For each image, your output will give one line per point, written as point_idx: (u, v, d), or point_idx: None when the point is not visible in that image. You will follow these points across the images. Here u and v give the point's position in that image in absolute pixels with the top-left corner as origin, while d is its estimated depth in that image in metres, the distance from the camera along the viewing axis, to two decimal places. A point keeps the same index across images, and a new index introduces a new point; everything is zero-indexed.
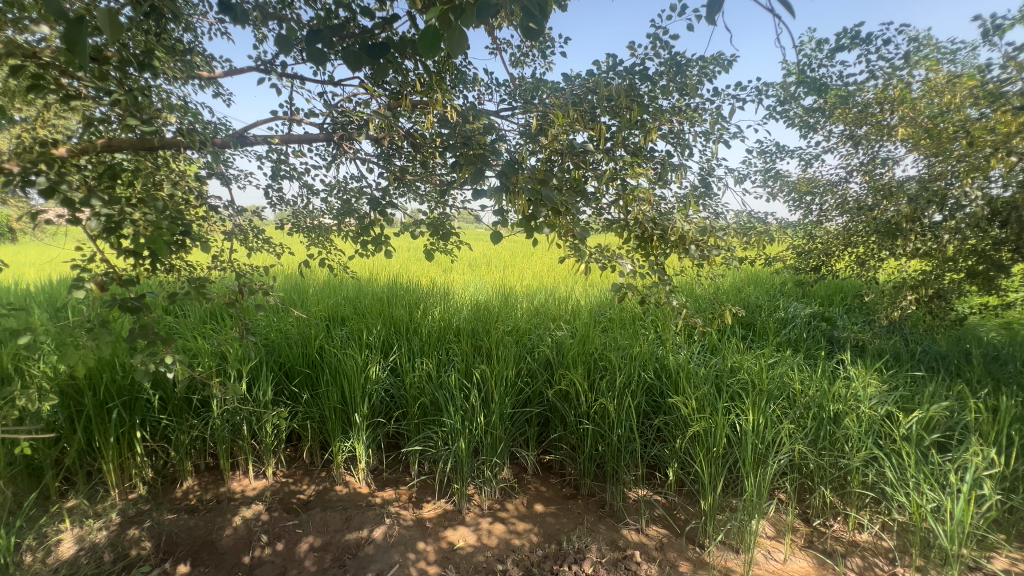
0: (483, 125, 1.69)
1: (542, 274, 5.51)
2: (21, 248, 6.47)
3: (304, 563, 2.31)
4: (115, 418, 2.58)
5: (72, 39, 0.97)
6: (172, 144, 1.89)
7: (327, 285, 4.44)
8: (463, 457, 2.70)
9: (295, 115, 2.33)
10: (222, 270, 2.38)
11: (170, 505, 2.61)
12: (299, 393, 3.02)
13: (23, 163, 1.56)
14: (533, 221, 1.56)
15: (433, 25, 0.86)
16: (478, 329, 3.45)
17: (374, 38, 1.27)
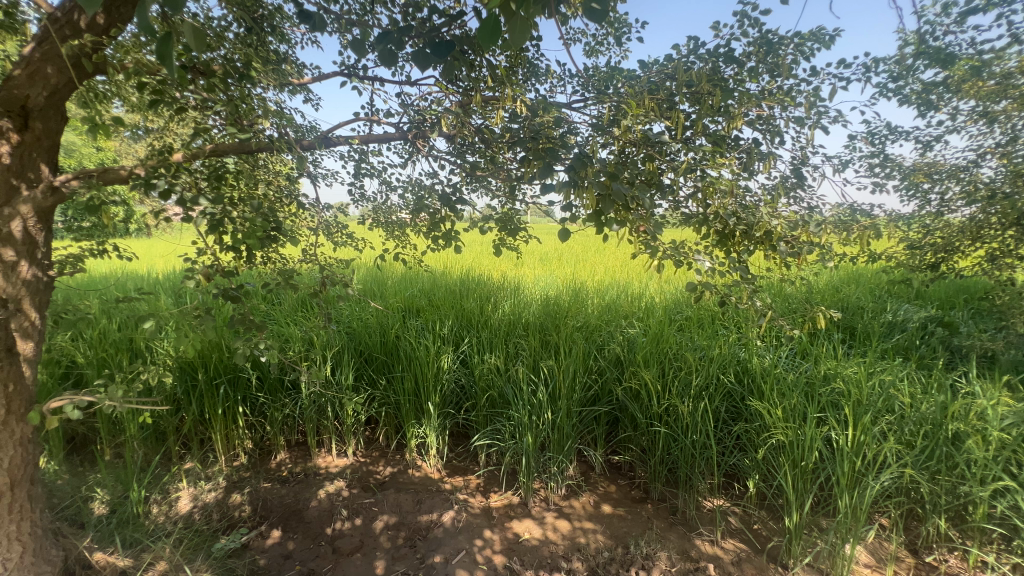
0: (554, 118, 1.66)
1: (614, 269, 5.36)
2: (151, 242, 7.45)
3: (379, 541, 2.46)
4: (222, 394, 2.89)
5: (162, 54, 0.98)
6: (267, 147, 2.04)
7: (404, 278, 4.63)
8: (530, 451, 2.71)
9: (374, 115, 2.43)
10: (310, 263, 2.56)
11: (266, 475, 2.88)
12: (376, 379, 3.20)
13: (148, 168, 1.78)
14: (603, 216, 1.51)
15: (498, 19, 0.84)
16: (547, 323, 3.43)
17: (440, 36, 1.27)
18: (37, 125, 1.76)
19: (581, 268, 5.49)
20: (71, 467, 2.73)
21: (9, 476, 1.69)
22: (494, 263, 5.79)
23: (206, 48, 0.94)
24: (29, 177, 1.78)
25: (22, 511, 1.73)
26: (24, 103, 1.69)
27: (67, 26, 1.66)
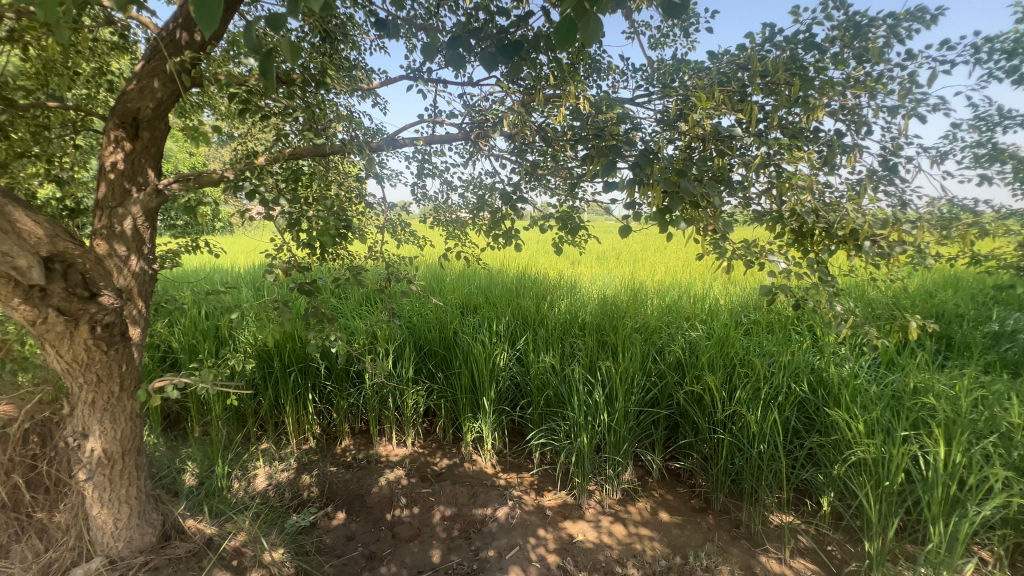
0: (617, 114, 1.63)
1: (676, 269, 5.18)
2: (235, 239, 8.10)
3: (436, 530, 2.54)
4: (295, 381, 3.10)
5: (264, 68, 1.06)
6: (340, 150, 2.13)
7: (463, 275, 4.72)
8: (585, 452, 2.69)
9: (438, 117, 2.50)
10: (375, 260, 2.68)
11: (332, 459, 3.06)
12: (435, 373, 3.30)
13: (236, 171, 1.94)
14: (669, 214, 1.46)
15: (570, 15, 0.84)
16: (605, 323, 3.37)
17: (508, 38, 1.28)
18: (145, 134, 1.96)
19: (641, 268, 5.35)
20: (167, 441, 3.03)
21: (119, 446, 1.86)
22: (551, 262, 5.77)
23: (300, 59, 1.01)
24: (137, 181, 1.99)
25: (130, 477, 1.93)
26: (135, 114, 1.90)
27: (169, 44, 1.84)
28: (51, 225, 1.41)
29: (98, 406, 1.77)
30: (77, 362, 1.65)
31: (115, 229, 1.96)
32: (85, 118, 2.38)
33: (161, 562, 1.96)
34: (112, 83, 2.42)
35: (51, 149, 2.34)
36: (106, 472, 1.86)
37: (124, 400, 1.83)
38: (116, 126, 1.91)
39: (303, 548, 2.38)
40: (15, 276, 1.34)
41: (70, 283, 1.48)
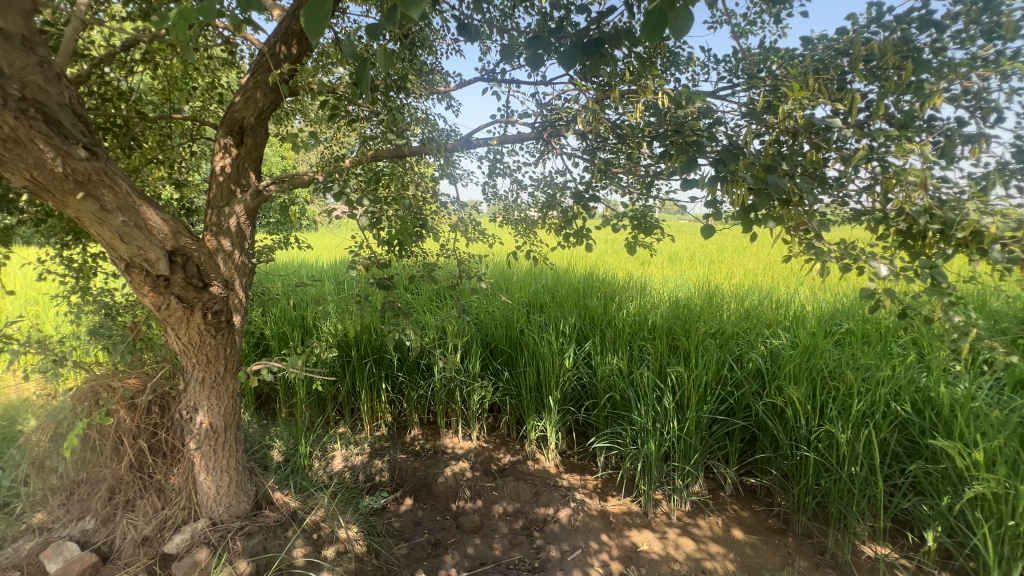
0: (698, 108, 1.55)
1: (757, 272, 4.86)
2: (320, 235, 8.71)
3: (499, 525, 2.58)
4: (370, 370, 3.28)
5: (359, 74, 1.13)
6: (417, 152, 2.21)
7: (530, 274, 4.74)
8: (653, 459, 2.61)
9: (511, 117, 2.52)
10: (447, 257, 2.76)
11: (402, 447, 3.21)
12: (501, 370, 3.34)
13: (325, 173, 2.08)
14: (754, 213, 1.39)
15: (663, 8, 0.81)
16: (676, 327, 3.24)
17: (587, 35, 1.27)
18: (249, 141, 2.16)
19: (717, 269, 5.08)
20: (259, 419, 3.34)
21: (223, 421, 2.08)
22: (620, 262, 5.63)
23: (393, 66, 1.08)
24: (241, 182, 2.20)
25: (230, 449, 2.14)
26: (241, 123, 2.11)
27: (271, 58, 2.02)
28: (173, 222, 1.58)
29: (206, 383, 1.98)
30: (191, 344, 1.86)
31: (222, 226, 2.18)
32: (200, 127, 2.68)
33: (253, 528, 2.16)
34: (222, 95, 2.69)
35: (173, 155, 2.65)
36: (212, 442, 2.08)
37: (228, 379, 2.03)
38: (225, 134, 2.13)
39: (375, 528, 2.51)
40: (146, 266, 1.55)
41: (188, 274, 1.67)
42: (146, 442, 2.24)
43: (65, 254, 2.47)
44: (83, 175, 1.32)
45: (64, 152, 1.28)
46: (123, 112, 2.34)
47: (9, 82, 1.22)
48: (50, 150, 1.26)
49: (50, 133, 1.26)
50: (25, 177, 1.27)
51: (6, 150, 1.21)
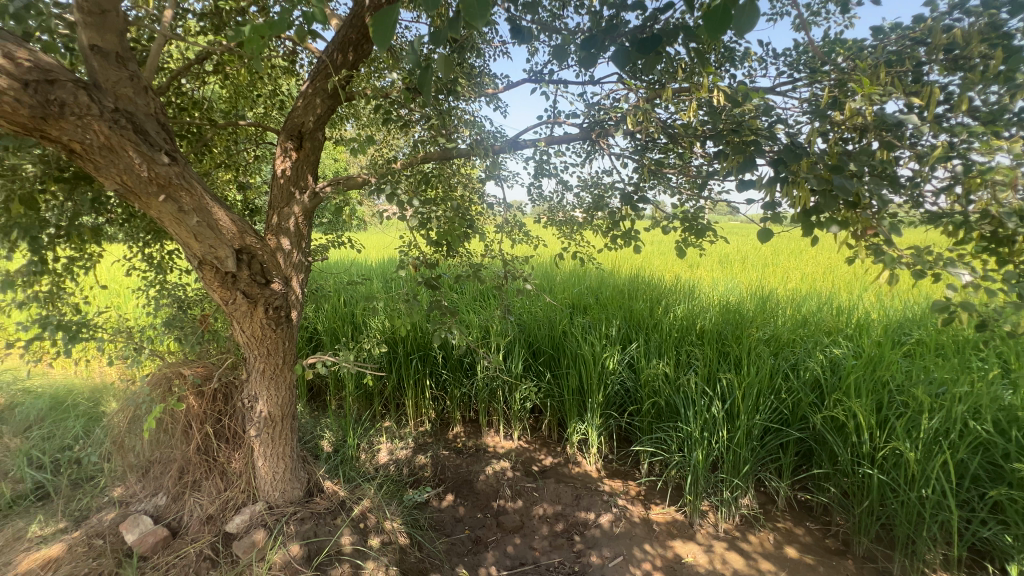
0: (756, 105, 1.48)
1: (815, 277, 4.60)
2: (367, 235, 9.02)
3: (539, 526, 2.58)
4: (416, 367, 3.36)
5: (422, 81, 1.22)
6: (464, 155, 2.25)
7: (574, 275, 4.70)
8: (699, 469, 2.52)
9: (558, 117, 2.51)
10: (491, 257, 2.79)
11: (445, 443, 3.26)
12: (543, 371, 3.33)
13: (378, 176, 2.16)
14: (816, 215, 1.31)
15: (729, 7, 0.80)
16: (726, 333, 3.12)
17: (643, 33, 1.24)
18: (307, 145, 2.27)
19: (772, 273, 4.85)
20: (311, 410, 3.49)
21: (280, 410, 2.20)
22: (668, 265, 5.49)
23: (454, 72, 1.12)
24: (300, 185, 2.32)
25: (286, 438, 2.25)
26: (301, 128, 2.22)
27: (328, 66, 2.11)
28: (240, 222, 1.69)
29: (266, 374, 2.10)
30: (254, 337, 1.98)
31: (282, 226, 2.30)
32: (263, 132, 2.83)
33: (305, 514, 2.27)
34: (283, 101, 2.84)
35: (238, 159, 2.82)
36: (270, 430, 2.20)
37: (285, 371, 2.14)
38: (286, 139, 2.25)
39: (418, 521, 2.57)
40: (216, 264, 1.67)
41: (253, 271, 1.77)
42: (211, 427, 2.40)
43: (145, 251, 2.68)
44: (164, 179, 1.44)
45: (150, 157, 1.40)
46: (196, 119, 2.51)
47: (106, 95, 1.35)
48: (138, 157, 1.37)
49: (137, 140, 1.37)
50: (117, 181, 1.39)
51: (102, 157, 1.33)
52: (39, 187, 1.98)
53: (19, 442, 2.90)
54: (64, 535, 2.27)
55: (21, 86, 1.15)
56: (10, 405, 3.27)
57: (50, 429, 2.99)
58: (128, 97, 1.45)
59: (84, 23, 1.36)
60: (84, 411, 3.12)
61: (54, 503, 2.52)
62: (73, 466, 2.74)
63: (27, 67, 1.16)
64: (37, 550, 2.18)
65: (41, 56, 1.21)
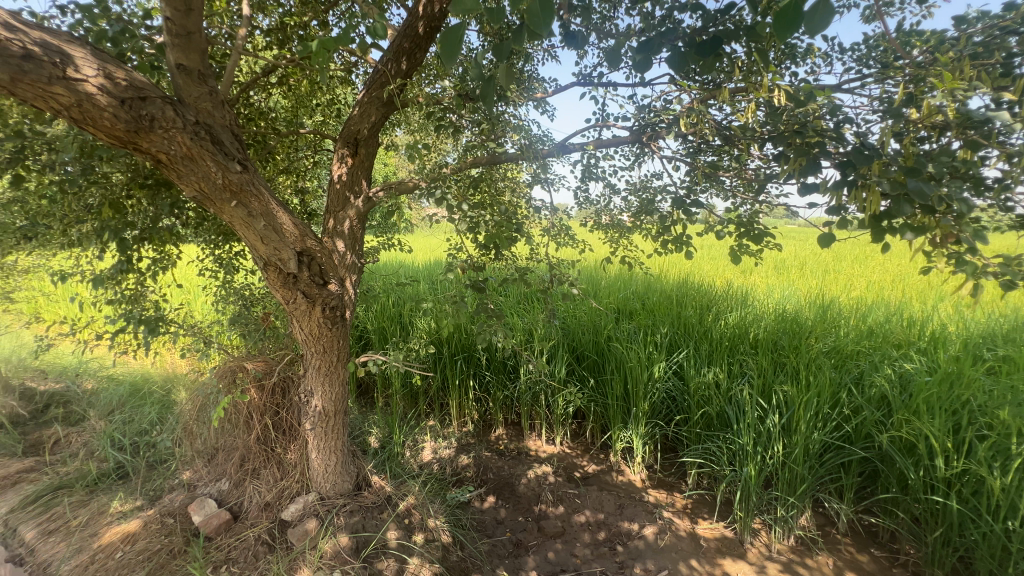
0: (820, 105, 1.40)
1: (883, 285, 4.30)
2: (415, 237, 9.28)
3: (581, 533, 2.54)
4: (460, 368, 3.42)
5: (484, 94, 1.27)
6: (512, 159, 2.27)
7: (620, 280, 4.63)
8: (752, 485, 2.41)
9: (607, 121, 2.48)
10: (536, 260, 2.79)
11: (487, 445, 3.29)
12: (587, 377, 3.30)
13: (428, 181, 2.22)
14: (886, 220, 1.23)
15: (800, 7, 0.78)
16: (783, 343, 2.97)
17: (702, 35, 1.21)
18: (362, 152, 2.36)
19: (833, 280, 4.57)
20: (359, 406, 3.62)
21: (333, 405, 2.29)
22: (719, 270, 5.30)
23: (512, 82, 1.15)
24: (355, 190, 2.42)
25: (338, 433, 2.35)
26: (356, 136, 2.33)
27: (384, 75, 2.19)
28: (302, 225, 1.78)
29: (322, 371, 2.20)
30: (311, 335, 2.08)
31: (337, 229, 2.41)
32: (321, 140, 2.97)
33: (354, 507, 2.36)
34: (340, 110, 2.97)
35: (298, 165, 2.98)
36: (323, 424, 2.30)
37: (339, 368, 2.24)
38: (343, 146, 2.35)
39: (460, 521, 2.58)
40: (279, 265, 1.76)
41: (312, 272, 1.87)
42: (270, 419, 2.53)
43: (214, 252, 2.88)
44: (236, 186, 1.54)
45: (224, 166, 1.50)
46: (262, 128, 2.67)
47: (188, 109, 1.46)
48: (214, 165, 1.48)
49: (214, 150, 1.48)
50: (195, 188, 1.51)
51: (183, 166, 1.45)
52: (126, 193, 2.18)
53: (104, 424, 3.19)
54: (140, 512, 2.47)
55: (118, 103, 1.27)
56: (97, 391, 3.60)
57: (130, 413, 3.26)
58: (208, 110, 1.57)
59: (172, 44, 1.45)
60: (158, 398, 3.38)
61: (132, 482, 2.75)
62: (149, 448, 2.98)
63: (123, 85, 1.28)
64: (117, 524, 2.38)
65: (135, 75, 1.33)
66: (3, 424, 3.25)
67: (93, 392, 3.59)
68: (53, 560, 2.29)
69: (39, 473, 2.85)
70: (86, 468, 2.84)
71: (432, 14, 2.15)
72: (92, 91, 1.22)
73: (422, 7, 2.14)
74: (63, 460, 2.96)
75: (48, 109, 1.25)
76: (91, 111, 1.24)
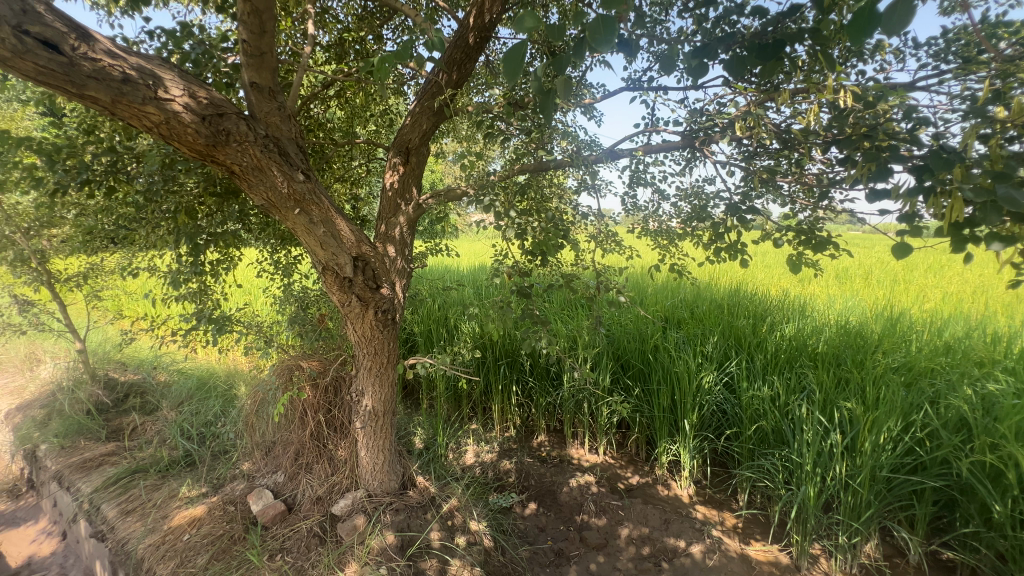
0: (892, 106, 1.32)
1: (962, 297, 3.96)
2: (460, 242, 9.46)
3: (624, 546, 2.48)
4: (503, 373, 3.44)
5: (544, 104, 1.28)
6: (559, 165, 2.27)
7: (668, 287, 4.52)
8: (810, 507, 2.27)
9: (656, 125, 2.43)
10: (581, 266, 2.77)
11: (529, 451, 3.28)
12: (632, 386, 3.22)
13: (477, 188, 2.26)
14: (969, 229, 1.13)
15: (876, 7, 0.76)
16: (845, 358, 2.80)
17: (763, 39, 1.19)
18: (414, 160, 2.44)
19: (904, 291, 4.25)
20: (405, 407, 3.71)
21: (383, 406, 2.37)
22: (774, 279, 5.06)
23: (569, 94, 1.16)
24: (406, 197, 2.50)
25: (386, 432, 2.42)
26: (408, 145, 2.41)
27: (436, 86, 2.26)
28: (358, 232, 1.86)
29: (373, 371, 2.27)
30: (364, 336, 2.16)
31: (389, 234, 2.48)
32: (374, 149, 3.10)
33: (400, 505, 2.42)
34: (393, 120, 3.08)
35: (353, 173, 3.11)
36: (373, 423, 2.38)
37: (388, 369, 2.31)
38: (395, 155, 2.44)
39: (502, 526, 2.57)
40: (336, 269, 1.85)
41: (366, 277, 1.94)
42: (323, 416, 2.65)
43: (275, 256, 3.05)
44: (300, 195, 1.64)
45: (289, 176, 1.60)
46: (320, 139, 2.82)
47: (260, 124, 1.57)
48: (280, 175, 1.58)
49: (281, 161, 1.58)
50: (264, 197, 1.61)
51: (254, 176, 1.55)
52: (200, 201, 2.35)
53: (175, 414, 3.44)
54: (205, 499, 2.64)
55: (200, 119, 1.37)
56: (169, 383, 3.89)
57: (197, 405, 3.49)
58: (276, 124, 1.68)
59: (247, 63, 1.56)
60: (222, 392, 3.60)
61: (199, 470, 2.95)
62: (214, 439, 3.18)
63: (205, 103, 1.39)
64: (186, 509, 2.56)
65: (215, 94, 1.44)
66: (90, 411, 3.57)
67: (166, 384, 3.89)
68: (130, 538, 2.49)
69: (119, 457, 3.12)
70: (159, 454, 3.07)
71: (483, 24, 2.20)
72: (178, 109, 1.33)
73: (472, 18, 2.19)
74: (139, 446, 3.22)
75: (140, 127, 1.38)
76: (177, 128, 1.36)
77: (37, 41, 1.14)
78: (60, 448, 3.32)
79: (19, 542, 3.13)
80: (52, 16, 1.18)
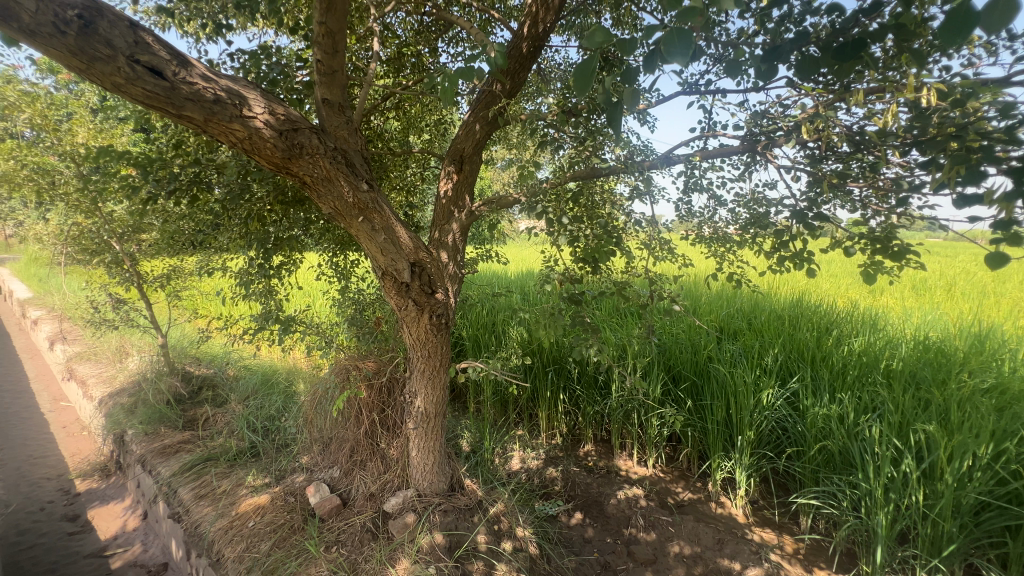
0: (986, 104, 1.21)
1: None
2: (507, 248, 9.56)
3: (675, 564, 2.40)
4: (550, 379, 3.42)
5: (612, 118, 1.20)
6: (611, 172, 2.22)
7: (723, 296, 4.35)
8: (883, 537, 2.10)
9: (713, 130, 2.37)
10: (632, 274, 2.71)
11: (576, 460, 3.24)
12: (684, 399, 3.12)
13: (529, 195, 2.28)
14: None
15: (975, 6, 0.72)
16: (924, 377, 2.58)
17: (841, 39, 1.13)
18: (467, 168, 2.50)
19: (994, 305, 3.86)
20: (452, 409, 3.78)
21: (434, 407, 2.43)
22: (842, 290, 4.75)
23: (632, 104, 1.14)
24: (459, 205, 2.56)
25: (437, 434, 2.48)
26: (462, 153, 2.47)
27: (490, 95, 2.31)
28: (416, 238, 1.93)
29: (426, 373, 2.33)
30: (418, 339, 2.22)
31: (442, 241, 2.54)
32: (428, 158, 3.20)
33: (448, 507, 2.46)
34: (447, 129, 3.17)
35: (409, 182, 3.23)
36: (425, 424, 2.44)
37: (441, 372, 2.36)
38: (450, 163, 2.51)
39: (548, 534, 2.55)
40: (394, 274, 1.92)
41: (422, 282, 2.00)
42: (377, 415, 2.75)
43: (335, 260, 3.22)
44: (364, 203, 1.72)
45: (355, 185, 1.69)
46: (379, 149, 2.94)
47: (330, 137, 1.66)
48: (347, 185, 1.67)
49: (348, 172, 1.67)
50: (331, 205, 1.71)
51: (323, 187, 1.65)
52: (269, 208, 2.51)
53: (242, 408, 3.67)
54: (268, 488, 2.81)
55: (278, 134, 1.48)
56: (237, 378, 4.19)
57: (261, 399, 3.71)
58: (344, 137, 1.78)
59: (320, 81, 1.66)
60: (284, 388, 3.81)
61: (263, 461, 3.13)
62: (276, 433, 3.37)
63: (282, 119, 1.50)
64: (252, 497, 2.73)
65: (291, 110, 1.54)
66: (169, 401, 3.89)
67: (235, 378, 4.18)
68: (203, 521, 2.68)
69: (193, 445, 3.37)
70: (228, 444, 3.29)
71: (537, 33, 2.23)
72: (260, 125, 1.45)
73: (526, 28, 2.23)
74: (211, 436, 3.48)
75: (226, 142, 1.51)
76: (258, 143, 1.47)
77: (145, 69, 1.27)
78: (144, 433, 3.63)
79: (108, 517, 3.45)
80: (158, 45, 1.31)
